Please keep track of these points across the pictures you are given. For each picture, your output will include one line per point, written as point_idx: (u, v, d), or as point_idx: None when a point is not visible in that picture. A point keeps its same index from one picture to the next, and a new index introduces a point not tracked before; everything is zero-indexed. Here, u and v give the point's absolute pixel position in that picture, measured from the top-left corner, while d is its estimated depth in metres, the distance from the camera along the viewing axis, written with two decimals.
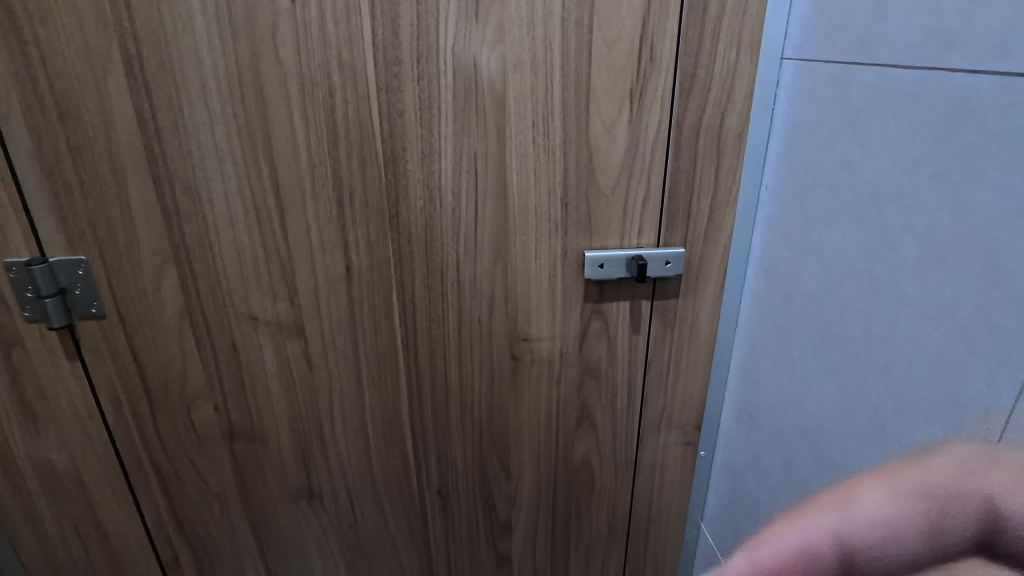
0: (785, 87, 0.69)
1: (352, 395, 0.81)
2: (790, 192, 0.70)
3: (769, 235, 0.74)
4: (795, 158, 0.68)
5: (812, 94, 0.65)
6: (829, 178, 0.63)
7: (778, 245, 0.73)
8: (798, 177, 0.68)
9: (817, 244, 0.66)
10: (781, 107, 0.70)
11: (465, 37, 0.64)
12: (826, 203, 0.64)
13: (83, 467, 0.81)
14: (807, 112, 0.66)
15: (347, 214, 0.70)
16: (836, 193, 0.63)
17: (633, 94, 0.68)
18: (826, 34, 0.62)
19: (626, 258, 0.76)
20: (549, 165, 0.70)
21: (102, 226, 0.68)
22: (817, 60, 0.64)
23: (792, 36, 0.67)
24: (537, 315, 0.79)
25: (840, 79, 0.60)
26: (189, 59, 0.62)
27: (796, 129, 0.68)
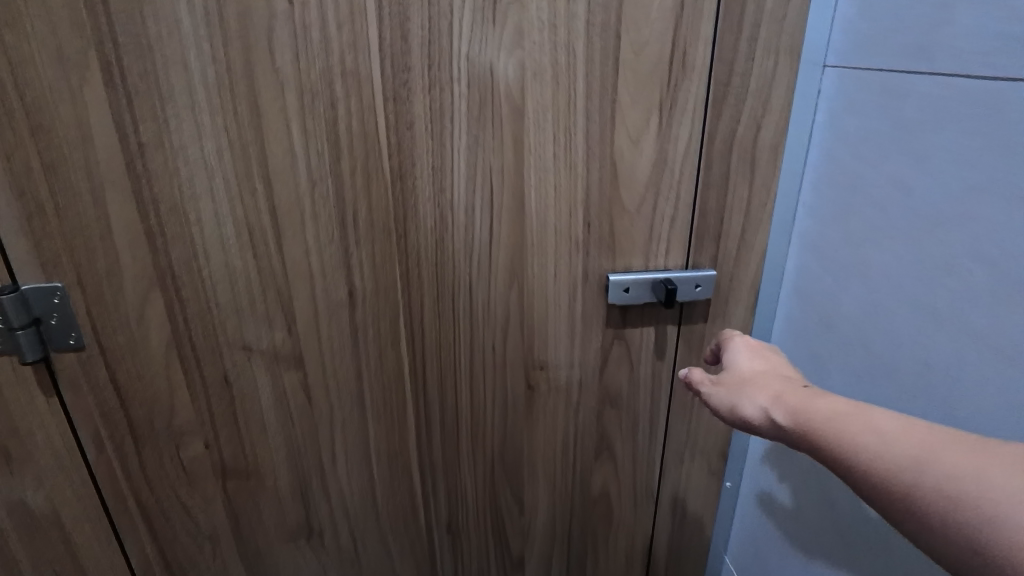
0: (826, 97, 0.64)
1: (355, 428, 0.75)
2: (829, 209, 0.65)
3: (806, 255, 0.69)
4: (838, 174, 0.63)
5: (858, 105, 0.60)
6: (877, 195, 0.58)
7: (816, 266, 0.68)
8: (841, 193, 0.63)
9: (861, 266, 0.61)
10: (821, 118, 0.65)
11: (481, 41, 0.58)
12: (875, 224, 0.59)
13: (63, 508, 0.74)
14: (852, 123, 0.61)
15: (350, 234, 0.64)
16: (885, 212, 0.58)
17: (662, 103, 0.63)
18: (875, 39, 0.57)
19: (652, 281, 0.70)
20: (570, 180, 0.65)
21: (80, 250, 0.62)
22: (863, 68, 0.59)
23: (834, 41, 0.62)
24: (555, 341, 0.73)
25: (891, 88, 0.56)
26: (177, 68, 0.56)
27: (840, 142, 0.63)
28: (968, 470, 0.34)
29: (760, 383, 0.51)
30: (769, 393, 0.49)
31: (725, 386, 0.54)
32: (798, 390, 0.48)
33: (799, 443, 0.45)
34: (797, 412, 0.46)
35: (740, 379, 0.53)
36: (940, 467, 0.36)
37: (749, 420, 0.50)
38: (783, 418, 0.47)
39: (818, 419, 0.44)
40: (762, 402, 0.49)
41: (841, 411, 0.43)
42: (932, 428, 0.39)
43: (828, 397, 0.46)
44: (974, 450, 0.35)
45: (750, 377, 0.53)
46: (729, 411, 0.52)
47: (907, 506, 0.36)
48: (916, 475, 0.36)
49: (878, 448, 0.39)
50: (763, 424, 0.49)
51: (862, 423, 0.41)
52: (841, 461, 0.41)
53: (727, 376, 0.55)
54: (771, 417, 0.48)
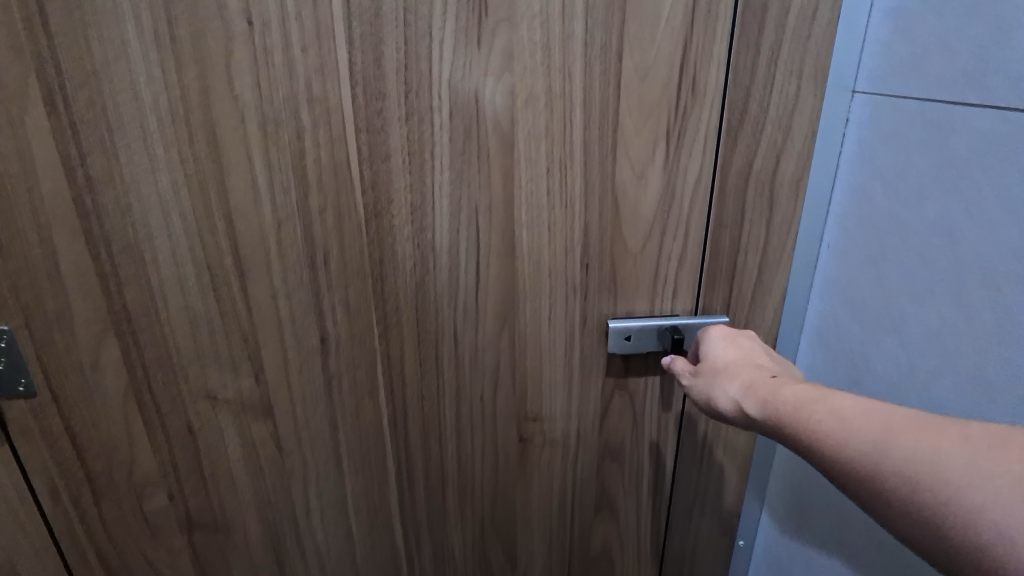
0: (855, 126, 0.57)
1: (330, 482, 0.69)
2: (858, 251, 0.58)
3: (830, 301, 0.62)
4: (869, 213, 0.56)
5: (893, 138, 0.53)
6: (914, 238, 0.52)
7: (842, 314, 0.61)
8: (873, 235, 0.56)
9: (898, 317, 0.55)
10: (848, 149, 0.58)
11: (465, 65, 0.52)
12: (915, 272, 0.52)
13: (19, 557, 0.67)
14: (887, 157, 0.54)
15: (321, 276, 0.58)
16: (927, 258, 0.51)
17: (669, 133, 0.56)
18: (918, 64, 0.50)
19: (658, 328, 0.63)
20: (566, 218, 0.58)
21: (26, 291, 0.56)
22: (901, 95, 0.52)
23: (866, 64, 0.55)
24: (550, 391, 0.66)
25: (936, 121, 0.49)
26: (125, 95, 0.50)
27: (871, 178, 0.56)
28: (922, 452, 0.36)
29: (733, 374, 0.53)
30: (741, 384, 0.51)
31: (703, 377, 0.56)
32: (768, 378, 0.50)
33: (770, 432, 0.47)
34: (766, 404, 0.47)
35: (715, 368, 0.55)
36: (895, 450, 0.37)
37: (727, 413, 0.52)
38: (754, 408, 0.48)
39: (785, 411, 0.45)
40: (734, 395, 0.51)
41: (805, 399, 0.45)
42: (890, 408, 0.40)
43: (793, 383, 0.48)
44: (928, 429, 0.36)
45: (721, 365, 0.55)
46: (709, 404, 0.54)
47: (867, 488, 0.38)
48: (876, 460, 0.38)
49: (840, 434, 0.40)
50: (737, 415, 0.51)
51: (824, 410, 0.42)
52: (806, 447, 0.43)
53: (703, 365, 0.57)
54: (743, 408, 0.50)
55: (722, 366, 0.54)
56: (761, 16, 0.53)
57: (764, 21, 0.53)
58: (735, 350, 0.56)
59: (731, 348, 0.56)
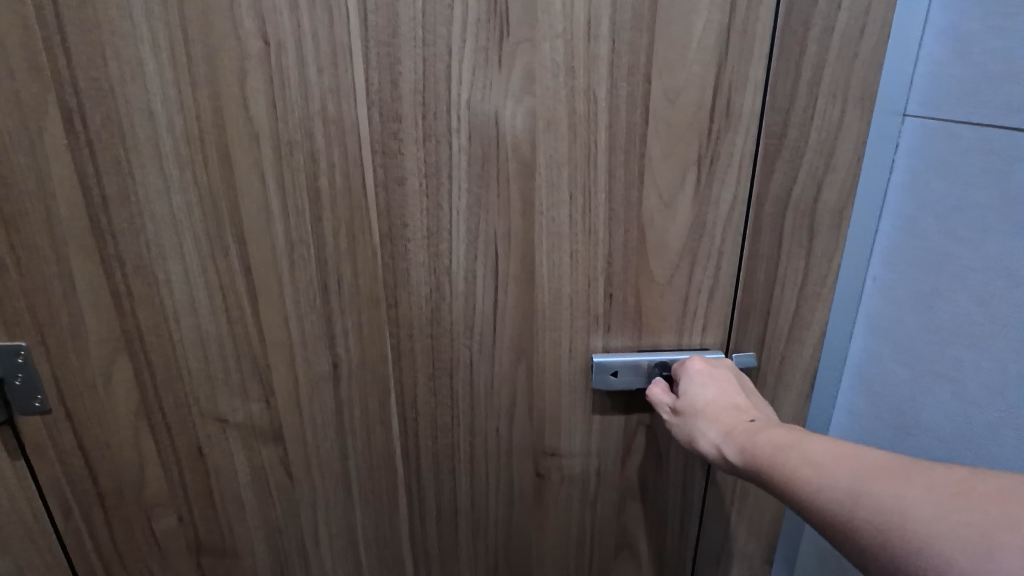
0: (904, 153, 0.52)
1: (340, 511, 0.66)
2: (904, 288, 0.54)
3: (875, 341, 0.57)
4: (921, 249, 0.52)
5: (950, 167, 0.48)
6: (967, 279, 0.48)
7: (890, 357, 0.56)
8: (923, 271, 0.52)
9: (950, 362, 0.50)
10: (899, 178, 0.53)
11: (484, 87, 0.50)
12: (970, 314, 0.48)
13: None
14: (941, 187, 0.49)
15: (333, 301, 0.56)
16: (983, 300, 0.47)
17: (701, 159, 0.53)
18: (977, 87, 0.46)
19: (647, 365, 0.59)
20: (588, 246, 0.55)
21: (42, 309, 0.55)
22: (957, 121, 0.47)
23: (917, 87, 0.51)
24: (568, 426, 0.62)
25: (997, 150, 0.44)
26: (141, 116, 0.50)
27: (923, 211, 0.51)
28: (891, 500, 0.36)
29: (712, 414, 0.51)
30: (719, 426, 0.50)
31: (680, 415, 0.54)
32: (747, 422, 0.48)
33: (750, 478, 0.46)
34: (746, 451, 0.46)
35: (693, 407, 0.53)
36: (868, 500, 0.37)
37: (705, 455, 0.50)
38: (734, 454, 0.47)
39: (764, 459, 0.44)
40: (715, 438, 0.49)
41: (781, 445, 0.44)
42: (861, 453, 0.40)
43: (771, 427, 0.47)
44: (902, 478, 0.36)
45: (698, 403, 0.53)
46: (688, 443, 0.52)
47: (846, 538, 0.38)
48: (850, 509, 0.37)
49: (813, 482, 0.40)
50: (717, 458, 0.49)
51: (799, 457, 0.42)
52: (785, 496, 0.42)
53: (681, 402, 0.55)
54: (723, 452, 0.48)
55: (700, 405, 0.52)
56: (803, 36, 0.49)
57: (805, 41, 0.49)
58: (714, 386, 0.54)
59: (709, 384, 0.54)
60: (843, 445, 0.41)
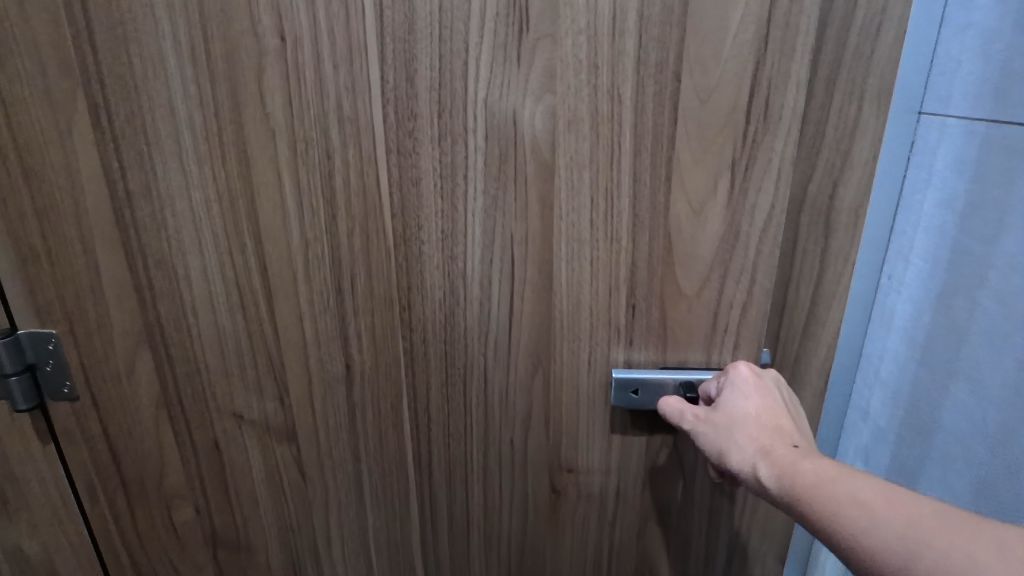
0: (920, 153, 0.50)
1: (352, 515, 0.64)
2: (927, 293, 0.51)
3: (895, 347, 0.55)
4: (944, 249, 0.49)
5: (969, 164, 0.47)
6: (991, 283, 0.46)
7: (908, 363, 0.54)
8: (944, 272, 0.50)
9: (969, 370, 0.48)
10: (916, 177, 0.51)
11: (502, 84, 0.47)
12: (994, 316, 0.46)
13: (58, 558, 0.68)
14: (962, 186, 0.48)
15: (347, 302, 0.55)
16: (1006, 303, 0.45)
17: (735, 164, 0.49)
18: (998, 83, 0.44)
19: (671, 385, 0.55)
20: (610, 254, 0.52)
21: (70, 299, 0.57)
22: (975, 114, 0.46)
23: (933, 85, 0.48)
24: (586, 442, 0.59)
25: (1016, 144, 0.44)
26: (162, 111, 0.50)
27: (944, 210, 0.49)
28: (957, 556, 0.33)
29: (750, 431, 0.47)
30: (758, 446, 0.45)
31: (714, 426, 0.49)
32: (788, 446, 0.44)
33: (782, 506, 0.42)
34: (784, 477, 0.42)
35: (731, 419, 0.48)
36: (929, 552, 0.34)
37: (734, 471, 0.46)
38: (769, 477, 0.43)
39: (805, 490, 0.41)
40: (749, 456, 0.45)
41: (826, 477, 0.40)
42: (918, 499, 0.37)
43: (815, 456, 0.43)
44: (963, 530, 0.34)
45: (736, 416, 0.48)
46: (715, 456, 0.48)
47: None
48: (905, 560, 0.35)
49: (863, 523, 0.37)
50: (746, 478, 0.45)
51: (845, 493, 0.39)
52: (822, 530, 0.39)
53: (716, 412, 0.50)
54: (757, 474, 0.44)
55: (739, 418, 0.48)
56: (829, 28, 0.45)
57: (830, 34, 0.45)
58: (758, 400, 0.49)
59: (753, 397, 0.49)
60: (894, 487, 0.38)
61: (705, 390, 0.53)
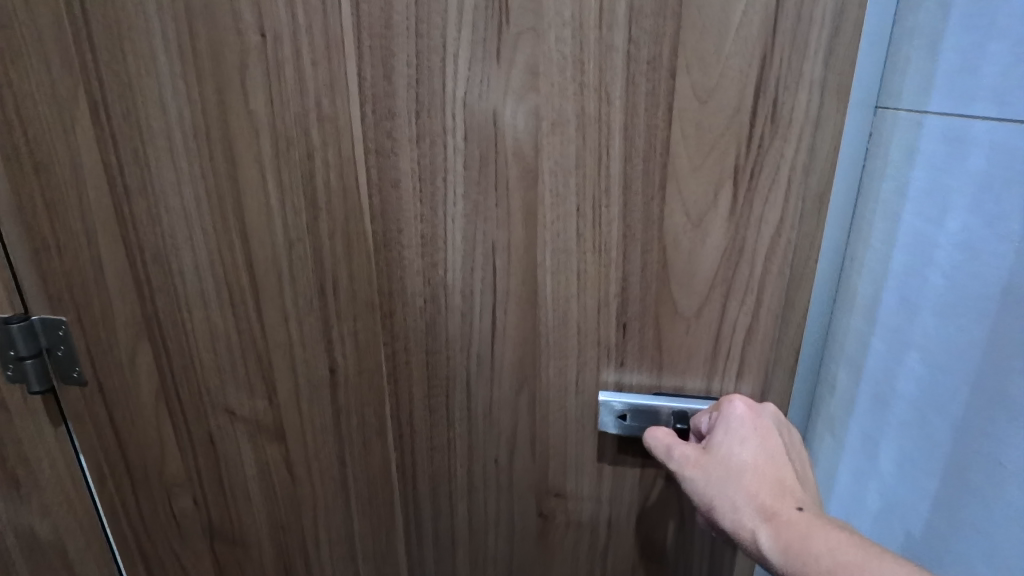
0: (872, 136, 0.50)
1: (338, 520, 0.63)
2: (889, 288, 0.51)
3: (872, 340, 0.53)
4: (904, 226, 0.49)
5: (924, 149, 0.47)
6: (982, 279, 0.44)
7: (858, 339, 0.55)
8: (901, 250, 0.50)
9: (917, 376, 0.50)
10: (870, 158, 0.51)
11: (482, 82, 0.44)
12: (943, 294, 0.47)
13: (68, 538, 0.70)
14: (914, 170, 0.48)
15: (330, 305, 0.54)
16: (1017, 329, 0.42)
17: (739, 173, 0.44)
18: (955, 72, 0.44)
19: (662, 412, 0.50)
20: (599, 267, 0.48)
21: (78, 289, 0.59)
22: (934, 112, 0.46)
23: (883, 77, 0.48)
24: (576, 466, 0.55)
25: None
26: (154, 108, 0.50)
27: (896, 193, 0.50)
28: None
29: (749, 490, 0.42)
30: (759, 509, 0.42)
31: (706, 475, 0.44)
32: (794, 512, 0.41)
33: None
34: (792, 553, 0.39)
35: (726, 468, 0.44)
36: None
37: (727, 529, 0.43)
38: (773, 549, 0.40)
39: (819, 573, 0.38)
40: (749, 520, 0.42)
41: (842, 560, 0.38)
42: None
43: (825, 528, 0.40)
44: None
45: (733, 468, 0.44)
46: (708, 509, 0.44)
47: None
48: None
49: None
50: (741, 539, 0.42)
51: None
52: None
53: (708, 456, 0.45)
54: (757, 540, 0.41)
55: (735, 469, 0.43)
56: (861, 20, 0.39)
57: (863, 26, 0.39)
58: (756, 446, 0.44)
59: (751, 442, 0.44)
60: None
61: (696, 422, 0.48)
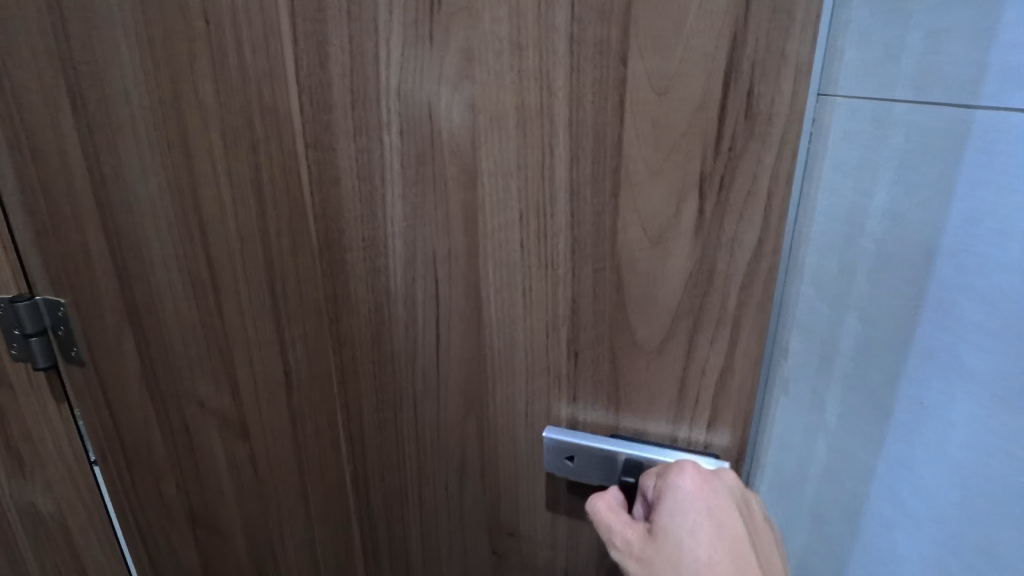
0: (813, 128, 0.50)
1: (301, 525, 0.61)
2: (828, 266, 0.52)
3: (818, 316, 0.54)
4: (836, 208, 0.51)
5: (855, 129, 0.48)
6: (902, 243, 0.48)
7: (811, 318, 0.55)
8: (835, 228, 0.51)
9: (854, 347, 0.52)
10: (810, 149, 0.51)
11: (415, 70, 0.39)
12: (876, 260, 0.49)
13: (69, 514, 0.73)
14: (849, 150, 0.49)
15: (281, 305, 0.51)
16: (948, 287, 0.46)
17: (706, 183, 0.35)
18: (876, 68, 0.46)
19: (609, 458, 0.43)
20: (545, 285, 0.41)
21: (72, 272, 0.60)
22: (861, 98, 0.48)
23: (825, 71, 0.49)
24: (528, 505, 0.49)
25: (975, 133, 0.43)
26: (121, 97, 0.50)
27: (836, 171, 0.50)
28: None
29: None
30: None
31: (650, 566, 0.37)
32: None
33: None
34: None
35: (673, 563, 0.36)
36: None
37: None
38: None
39: None
40: None
41: None
42: None
43: None
44: None
45: (681, 562, 0.36)
46: None
47: None
48: None
49: None
50: None
51: None
52: None
53: (655, 542, 0.37)
54: None
55: (684, 566, 0.36)
56: None
57: None
58: (710, 528, 0.36)
59: (704, 529, 0.36)
60: None
61: (643, 488, 0.40)
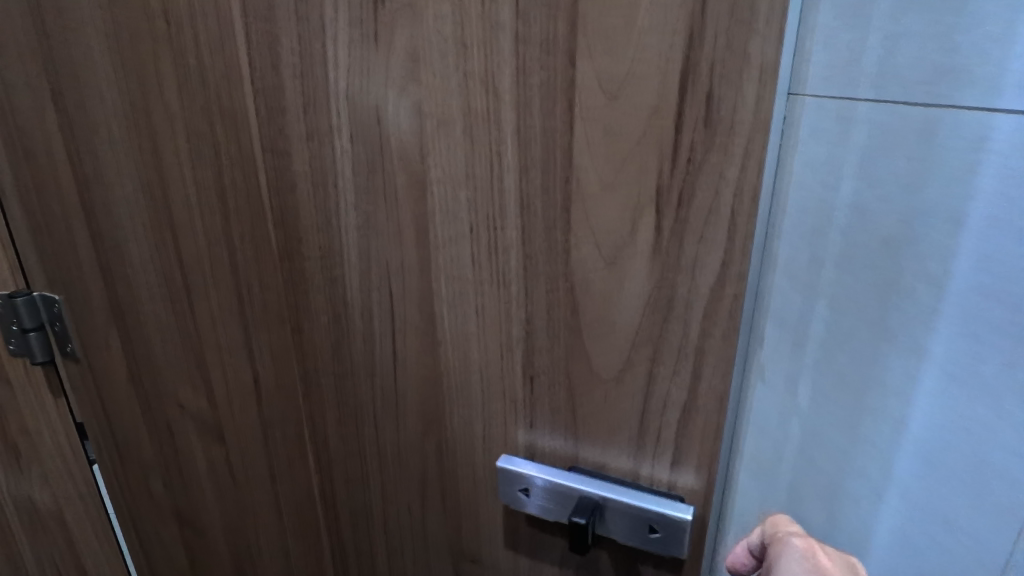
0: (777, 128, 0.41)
1: (274, 532, 0.60)
2: (797, 293, 0.43)
3: (786, 353, 0.45)
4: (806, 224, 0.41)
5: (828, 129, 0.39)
6: (884, 270, 0.39)
7: (779, 355, 0.45)
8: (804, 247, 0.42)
9: (826, 392, 0.44)
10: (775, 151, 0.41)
11: (363, 72, 0.37)
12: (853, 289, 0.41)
13: (65, 506, 0.75)
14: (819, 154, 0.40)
15: (248, 313, 0.50)
16: (939, 326, 0.38)
17: (662, 199, 0.32)
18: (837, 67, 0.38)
19: (565, 492, 0.40)
20: (499, 304, 0.38)
21: (64, 270, 0.61)
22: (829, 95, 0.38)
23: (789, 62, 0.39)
24: (489, 533, 0.46)
25: (978, 140, 0.34)
26: (95, 97, 0.50)
27: (807, 178, 0.41)
28: None
29: None
30: None
31: None
32: None
33: None
34: None
35: None
36: None
37: None
38: None
39: None
40: None
41: None
42: None
43: None
44: None
45: None
46: None
47: None
48: None
49: None
50: None
51: None
52: None
53: None
54: None
55: None
56: None
57: None
58: None
59: None
60: None
61: None
